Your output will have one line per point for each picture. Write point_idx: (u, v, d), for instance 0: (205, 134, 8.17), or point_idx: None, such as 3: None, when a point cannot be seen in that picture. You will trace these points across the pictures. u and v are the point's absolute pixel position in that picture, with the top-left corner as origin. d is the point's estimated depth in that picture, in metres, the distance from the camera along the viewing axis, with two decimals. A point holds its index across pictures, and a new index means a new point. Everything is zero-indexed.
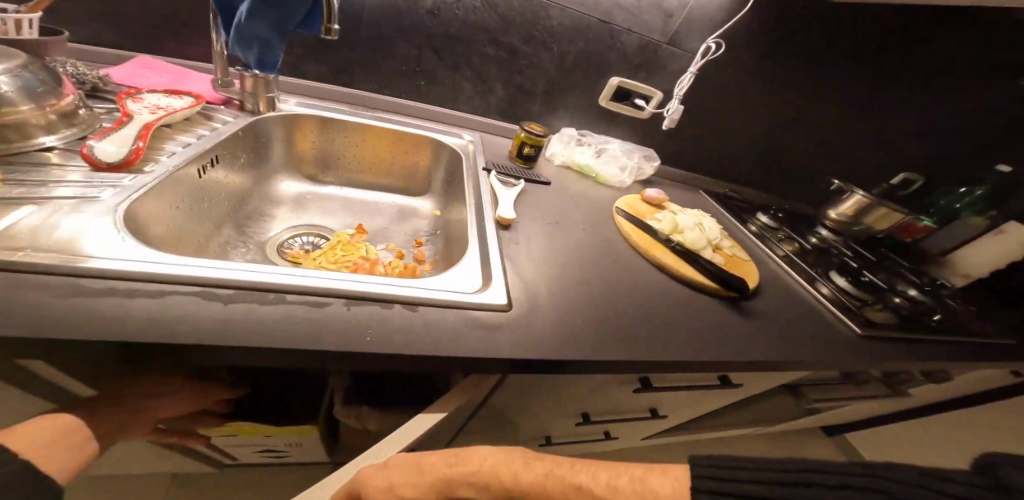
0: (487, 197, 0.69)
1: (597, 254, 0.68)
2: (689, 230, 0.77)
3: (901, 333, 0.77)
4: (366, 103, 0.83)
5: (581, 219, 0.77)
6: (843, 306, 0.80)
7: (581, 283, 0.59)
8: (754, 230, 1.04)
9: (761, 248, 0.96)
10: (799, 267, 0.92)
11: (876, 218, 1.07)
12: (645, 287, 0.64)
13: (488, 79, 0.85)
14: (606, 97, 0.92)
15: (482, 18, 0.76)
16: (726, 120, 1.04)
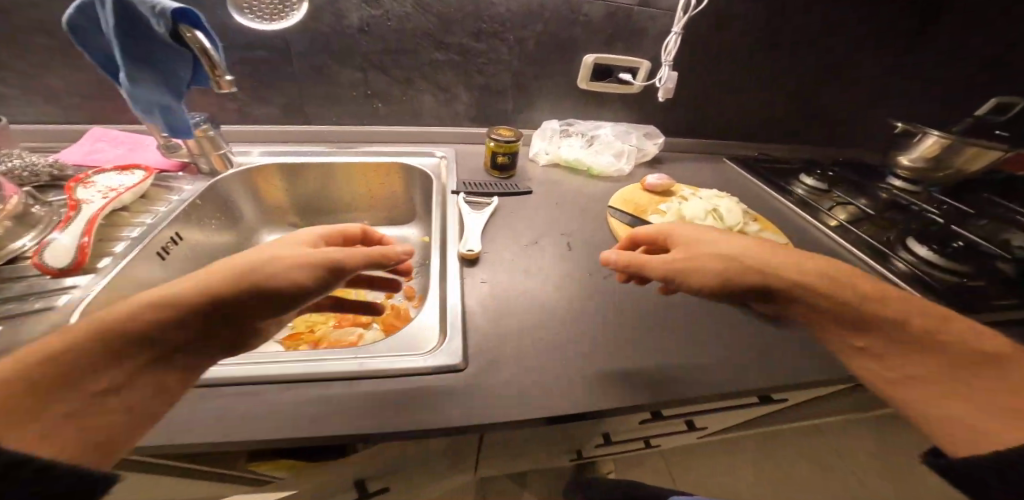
0: (450, 227, 0.61)
1: (583, 269, 0.58)
2: (699, 221, 0.65)
3: (1009, 311, 0.59)
4: (329, 138, 0.78)
5: (565, 226, 0.66)
6: (921, 283, 0.63)
7: (561, 315, 0.50)
8: (795, 199, 0.86)
9: (807, 222, 0.79)
10: (856, 237, 0.74)
11: (965, 159, 0.82)
12: (645, 305, 0.53)
13: (449, 87, 0.77)
14: (584, 78, 0.82)
15: (423, 23, 0.68)
16: (738, 73, 0.88)
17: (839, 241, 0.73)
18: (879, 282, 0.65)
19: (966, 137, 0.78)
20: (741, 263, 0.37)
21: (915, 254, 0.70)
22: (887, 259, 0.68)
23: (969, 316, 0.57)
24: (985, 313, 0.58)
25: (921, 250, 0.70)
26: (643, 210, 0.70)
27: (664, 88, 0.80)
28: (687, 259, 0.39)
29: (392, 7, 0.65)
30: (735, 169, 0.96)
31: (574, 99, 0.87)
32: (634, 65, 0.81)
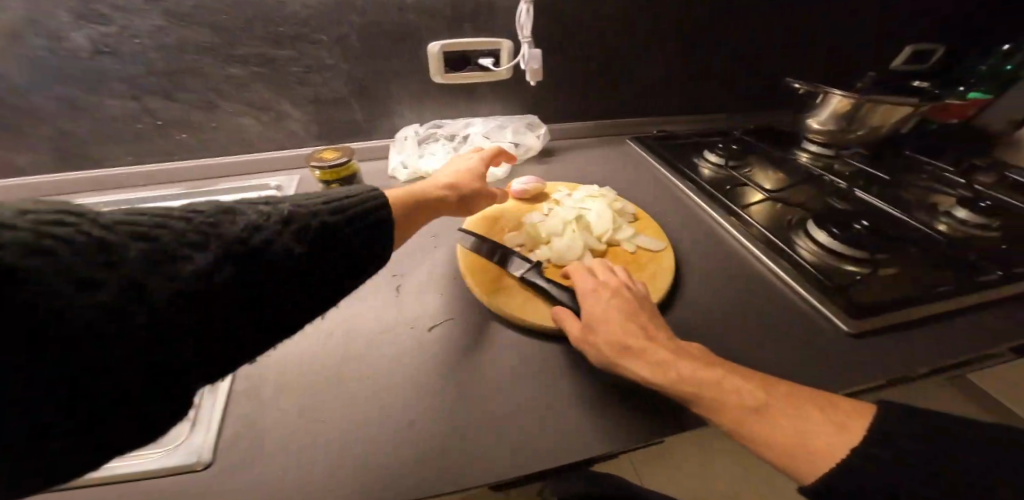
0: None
1: (405, 321, 0.50)
2: (558, 238, 0.57)
3: (913, 309, 0.50)
4: (135, 182, 0.65)
5: (404, 264, 0.59)
6: (815, 280, 0.54)
7: (346, 392, 0.41)
8: (694, 184, 0.76)
9: (701, 210, 0.71)
10: (753, 229, 0.65)
11: (875, 116, 0.79)
12: (463, 364, 0.45)
13: (268, 106, 0.64)
14: (437, 71, 0.67)
15: (192, 36, 0.55)
16: (610, 42, 0.78)
17: (734, 233, 0.64)
18: (769, 285, 0.56)
19: (867, 95, 0.75)
20: (597, 339, 0.42)
21: (816, 243, 0.61)
22: (787, 253, 0.59)
23: (868, 323, 0.48)
24: (886, 314, 0.49)
25: (822, 237, 0.60)
26: (499, 229, 0.61)
27: (529, 70, 0.68)
28: (578, 333, 0.44)
29: (132, 21, 0.52)
30: (637, 152, 0.87)
31: (438, 96, 0.74)
32: (494, 46, 0.67)
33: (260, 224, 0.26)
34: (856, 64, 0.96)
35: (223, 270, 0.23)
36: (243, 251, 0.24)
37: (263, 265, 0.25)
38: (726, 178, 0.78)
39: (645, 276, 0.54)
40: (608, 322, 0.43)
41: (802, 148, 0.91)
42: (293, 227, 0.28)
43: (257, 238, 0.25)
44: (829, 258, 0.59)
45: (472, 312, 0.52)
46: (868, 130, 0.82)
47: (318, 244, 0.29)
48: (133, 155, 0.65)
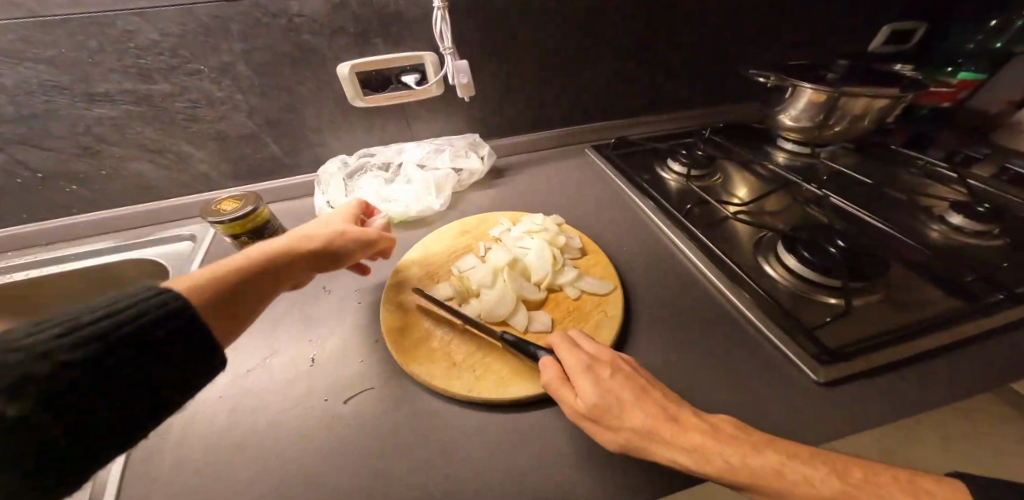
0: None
1: (318, 393, 0.43)
2: (497, 290, 0.53)
3: (892, 350, 0.46)
4: (33, 241, 0.60)
5: (328, 316, 0.52)
6: (789, 317, 0.50)
7: (267, 464, 0.37)
8: (656, 203, 0.71)
9: (660, 232, 0.67)
10: (713, 253, 0.60)
11: (847, 109, 0.73)
12: (389, 425, 0.40)
13: (163, 147, 0.57)
14: (354, 94, 0.59)
15: (30, 74, 0.46)
16: (553, 42, 0.69)
17: (698, 262, 0.60)
18: (729, 316, 0.54)
19: (841, 87, 0.68)
20: (619, 429, 0.33)
21: (787, 268, 0.57)
22: (753, 284, 0.55)
23: (845, 369, 0.45)
24: (863, 356, 0.46)
25: (792, 262, 0.57)
26: (431, 278, 0.56)
27: (458, 85, 0.59)
28: (593, 421, 0.34)
29: None
30: (597, 163, 0.82)
31: (365, 120, 0.65)
32: (415, 61, 0.58)
33: (99, 316, 0.27)
34: (830, 47, 0.88)
35: (93, 347, 0.26)
36: (79, 344, 0.25)
37: (105, 351, 0.26)
38: (687, 194, 0.74)
39: (588, 329, 0.50)
40: (625, 407, 0.34)
41: (779, 145, 0.90)
42: (146, 316, 0.28)
43: (95, 332, 0.26)
44: (803, 286, 0.55)
45: (399, 375, 0.45)
46: (845, 126, 0.77)
47: (184, 322, 0.30)
48: (25, 212, 0.59)
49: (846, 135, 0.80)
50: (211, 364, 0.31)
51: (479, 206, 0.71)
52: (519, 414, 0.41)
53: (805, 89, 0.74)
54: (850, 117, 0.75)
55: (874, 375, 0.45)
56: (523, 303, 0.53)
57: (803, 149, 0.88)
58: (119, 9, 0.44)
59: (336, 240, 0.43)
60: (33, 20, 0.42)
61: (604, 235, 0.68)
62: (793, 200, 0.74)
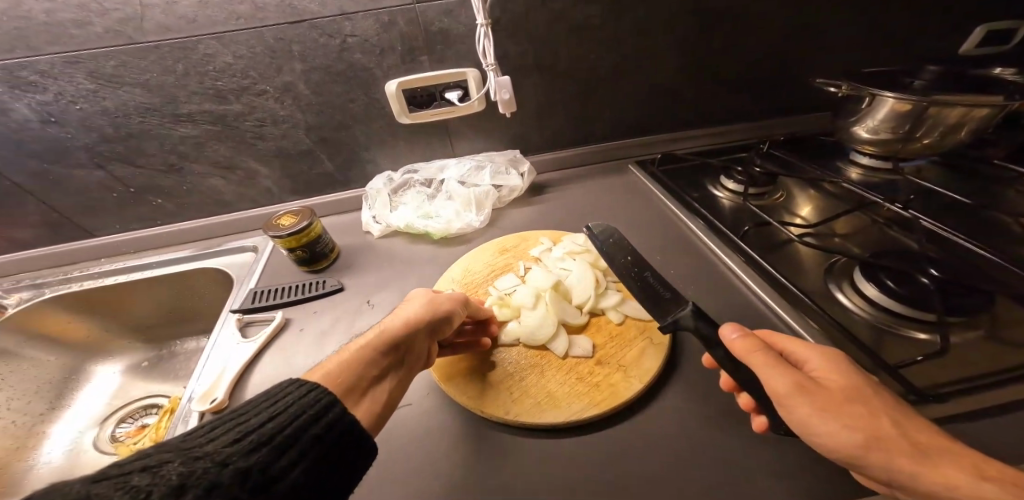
0: (208, 365, 0.46)
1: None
2: (530, 314, 0.50)
3: (1007, 391, 0.37)
4: (125, 248, 0.67)
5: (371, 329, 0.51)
6: (867, 353, 0.41)
7: None
8: (707, 223, 0.65)
9: (715, 253, 0.60)
10: (773, 278, 0.53)
11: (939, 119, 0.63)
12: (428, 439, 0.40)
13: (233, 164, 0.61)
14: (401, 111, 0.61)
15: (128, 97, 0.51)
16: (597, 55, 0.68)
17: (756, 288, 0.53)
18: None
19: (932, 95, 0.59)
20: (862, 422, 0.28)
21: (864, 298, 0.48)
22: (819, 311, 0.47)
23: (945, 412, 0.36)
24: (967, 396, 0.37)
25: (870, 291, 0.48)
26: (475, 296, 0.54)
27: (499, 100, 0.61)
28: (825, 403, 0.29)
29: (62, 86, 0.48)
30: (641, 181, 0.77)
31: (410, 137, 0.67)
32: (459, 77, 0.60)
33: (264, 419, 0.28)
34: (910, 51, 0.79)
35: (270, 447, 0.26)
36: (251, 450, 0.26)
37: (270, 456, 0.26)
38: (749, 211, 0.67)
39: (631, 356, 0.45)
40: (877, 403, 0.29)
41: (852, 160, 0.80)
42: (301, 416, 0.29)
43: (263, 436, 0.27)
44: (885, 318, 0.46)
45: (439, 392, 0.44)
46: (936, 139, 0.67)
47: (332, 418, 0.30)
48: (118, 224, 0.66)
49: (936, 149, 0.70)
50: (365, 447, 0.31)
51: (519, 222, 0.69)
52: (561, 441, 0.39)
53: (885, 98, 0.65)
54: (943, 128, 0.65)
55: (981, 420, 0.36)
56: (562, 327, 0.49)
57: (882, 164, 0.77)
58: (201, 34, 0.47)
59: (436, 306, 0.43)
60: (131, 47, 0.47)
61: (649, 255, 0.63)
62: (872, 219, 0.65)
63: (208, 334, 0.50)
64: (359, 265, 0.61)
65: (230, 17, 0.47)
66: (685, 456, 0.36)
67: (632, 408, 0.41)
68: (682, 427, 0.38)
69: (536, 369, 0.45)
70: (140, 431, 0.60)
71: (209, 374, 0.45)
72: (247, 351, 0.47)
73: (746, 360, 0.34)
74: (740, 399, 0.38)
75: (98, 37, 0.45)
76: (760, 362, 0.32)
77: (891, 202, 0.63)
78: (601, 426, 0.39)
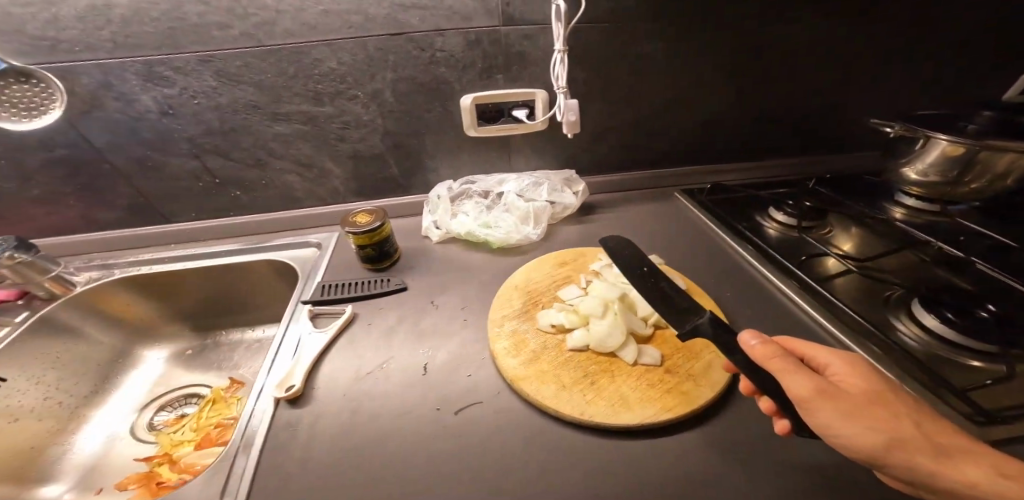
0: (280, 356, 0.47)
1: (431, 400, 0.42)
2: (598, 323, 0.47)
3: None
4: (194, 236, 0.69)
5: (435, 328, 0.51)
6: (930, 375, 0.41)
7: (393, 464, 0.37)
8: (758, 250, 0.65)
9: (768, 279, 0.60)
10: (833, 305, 0.53)
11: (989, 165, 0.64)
12: (488, 428, 0.40)
13: (312, 162, 0.64)
14: (471, 125, 0.64)
15: (240, 95, 0.54)
16: (660, 84, 0.71)
17: (812, 312, 0.52)
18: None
19: (984, 139, 0.59)
20: (880, 421, 0.27)
21: (921, 327, 0.48)
22: (884, 338, 0.46)
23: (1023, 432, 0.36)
24: None
25: (928, 320, 0.48)
26: (534, 303, 0.53)
27: (565, 122, 0.61)
28: (843, 402, 0.28)
29: (188, 82, 0.52)
30: (687, 209, 0.78)
31: (473, 150, 0.70)
32: (528, 97, 0.64)
33: None
34: (947, 96, 0.83)
35: None
36: None
37: None
38: (807, 242, 0.67)
39: (700, 367, 0.44)
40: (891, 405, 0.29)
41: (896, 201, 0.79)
42: None
43: None
44: (945, 347, 0.46)
45: (510, 392, 0.43)
46: (985, 184, 0.67)
47: None
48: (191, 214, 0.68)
49: (985, 194, 0.70)
50: None
51: (573, 238, 0.70)
52: (635, 444, 0.38)
53: (939, 140, 0.65)
54: (994, 173, 0.65)
55: None
56: (630, 336, 0.47)
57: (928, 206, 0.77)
58: (317, 40, 0.52)
59: None
60: (257, 49, 0.51)
61: (700, 276, 0.63)
62: (919, 258, 0.63)
63: (280, 323, 0.51)
64: (418, 266, 0.62)
65: (343, 26, 0.51)
66: (744, 472, 0.35)
67: (701, 417, 0.40)
68: (747, 435, 0.38)
69: (607, 374, 0.44)
70: (183, 418, 0.61)
71: (280, 367, 0.45)
72: (319, 341, 0.48)
73: (765, 366, 0.32)
74: (760, 402, 0.37)
75: (233, 39, 0.50)
76: (781, 367, 0.31)
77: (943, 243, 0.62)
78: (672, 431, 0.39)
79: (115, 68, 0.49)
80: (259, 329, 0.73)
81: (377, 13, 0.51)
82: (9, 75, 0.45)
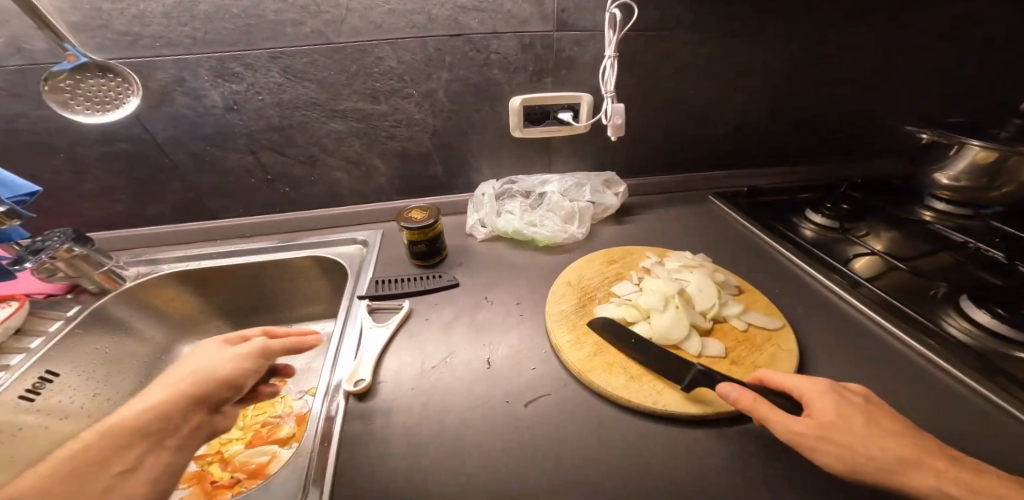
0: (343, 352, 0.47)
1: (499, 392, 0.42)
2: (659, 315, 0.48)
3: None
4: (239, 232, 0.70)
5: (491, 323, 0.51)
6: (991, 368, 0.42)
7: (472, 452, 0.37)
8: (799, 249, 0.65)
9: (812, 276, 0.60)
10: (884, 300, 0.52)
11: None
12: (560, 418, 0.40)
13: (362, 160, 0.65)
14: (516, 126, 0.65)
15: (303, 91, 0.56)
16: (700, 89, 0.72)
17: (862, 307, 0.52)
18: (916, 371, 0.45)
19: (1017, 145, 0.59)
20: (863, 447, 0.30)
21: (971, 323, 0.48)
22: (939, 332, 0.47)
23: None
24: None
25: (979, 316, 0.47)
26: (587, 298, 0.53)
27: (611, 124, 0.62)
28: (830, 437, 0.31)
29: (257, 78, 0.54)
30: (722, 212, 0.78)
31: (516, 150, 0.71)
32: (573, 101, 0.65)
33: None
34: (974, 104, 0.84)
35: None
36: None
37: None
38: (850, 241, 0.66)
39: (765, 359, 0.44)
40: (871, 422, 0.31)
41: (926, 204, 0.78)
42: None
43: None
44: (990, 343, 0.46)
45: (576, 383, 0.43)
46: (1016, 188, 0.66)
47: None
48: (239, 212, 0.69)
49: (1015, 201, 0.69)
50: None
51: (614, 238, 0.70)
52: (712, 433, 0.38)
53: (973, 146, 0.64)
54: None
55: None
56: (692, 329, 0.47)
57: (959, 210, 0.76)
58: (381, 40, 0.53)
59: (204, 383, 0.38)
60: (325, 46, 0.53)
61: (746, 274, 0.62)
62: (956, 259, 0.62)
63: (338, 318, 0.51)
64: (465, 263, 0.63)
65: (407, 26, 0.53)
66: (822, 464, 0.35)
67: None
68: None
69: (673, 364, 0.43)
70: None
71: (343, 364, 0.45)
72: (381, 334, 0.48)
73: (752, 413, 0.34)
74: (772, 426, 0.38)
75: (303, 37, 0.52)
76: (766, 415, 0.33)
77: (985, 246, 0.62)
78: (744, 420, 0.39)
79: (190, 64, 0.51)
80: (298, 326, 0.73)
81: (440, 14, 0.53)
82: (88, 70, 0.47)
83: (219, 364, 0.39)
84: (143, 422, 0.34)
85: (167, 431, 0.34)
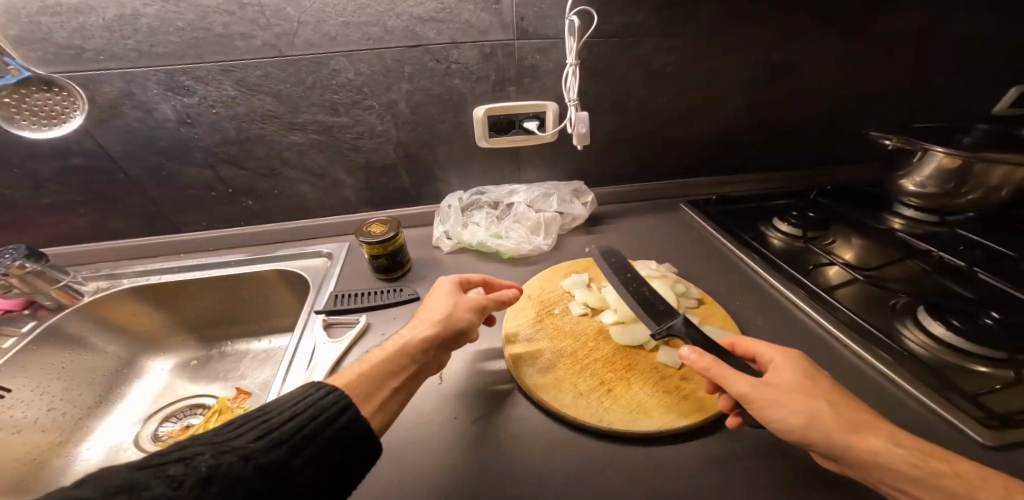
0: (293, 370, 0.46)
1: (446, 409, 0.41)
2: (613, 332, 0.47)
3: None
4: (201, 245, 0.68)
5: None
6: (942, 379, 0.42)
7: (415, 474, 0.36)
8: (765, 258, 0.65)
9: (775, 287, 0.59)
10: (842, 312, 0.52)
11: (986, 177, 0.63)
12: (507, 436, 0.39)
13: (325, 172, 0.64)
14: (482, 136, 0.64)
15: (258, 104, 0.55)
16: (668, 98, 0.72)
17: (820, 318, 0.52)
18: (870, 383, 0.45)
19: (979, 152, 0.60)
20: (802, 405, 0.31)
21: (927, 335, 0.48)
22: (893, 344, 0.47)
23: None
24: None
25: (935, 328, 0.47)
26: (545, 313, 0.52)
27: (576, 133, 0.61)
28: (778, 393, 0.32)
29: (209, 91, 0.53)
30: (694, 220, 0.77)
31: (483, 160, 0.70)
32: (539, 110, 0.64)
33: (286, 417, 0.28)
34: (944, 109, 0.84)
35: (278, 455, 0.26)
36: (271, 447, 0.26)
37: (286, 455, 0.27)
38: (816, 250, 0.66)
39: None
40: (819, 388, 0.32)
41: (895, 211, 0.79)
42: (317, 415, 0.29)
43: (284, 434, 0.27)
44: (945, 354, 0.46)
45: (527, 400, 0.43)
46: (980, 196, 0.66)
47: (328, 428, 0.29)
48: (201, 225, 0.68)
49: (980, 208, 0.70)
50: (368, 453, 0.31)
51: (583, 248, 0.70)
52: (660, 450, 0.37)
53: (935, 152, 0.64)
54: (989, 186, 0.65)
55: None
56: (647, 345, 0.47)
57: (927, 217, 0.76)
58: (336, 51, 0.53)
59: (455, 315, 0.42)
60: (279, 59, 0.52)
61: (712, 285, 0.62)
62: (923, 267, 0.62)
63: (293, 333, 0.50)
64: (429, 276, 0.62)
65: (362, 37, 0.53)
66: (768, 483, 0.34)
67: (723, 424, 0.39)
68: (763, 435, 0.38)
69: (626, 381, 0.43)
70: (188, 429, 0.59)
71: (293, 382, 0.44)
72: (334, 351, 0.48)
73: (708, 373, 0.36)
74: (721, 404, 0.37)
75: (255, 49, 0.51)
76: (720, 373, 0.35)
77: (945, 253, 0.62)
78: (694, 438, 0.38)
79: (139, 77, 0.50)
80: (265, 339, 0.72)
81: (395, 25, 0.53)
82: (31, 84, 0.46)
83: (463, 311, 0.42)
84: (416, 350, 0.38)
85: (424, 361, 0.38)
